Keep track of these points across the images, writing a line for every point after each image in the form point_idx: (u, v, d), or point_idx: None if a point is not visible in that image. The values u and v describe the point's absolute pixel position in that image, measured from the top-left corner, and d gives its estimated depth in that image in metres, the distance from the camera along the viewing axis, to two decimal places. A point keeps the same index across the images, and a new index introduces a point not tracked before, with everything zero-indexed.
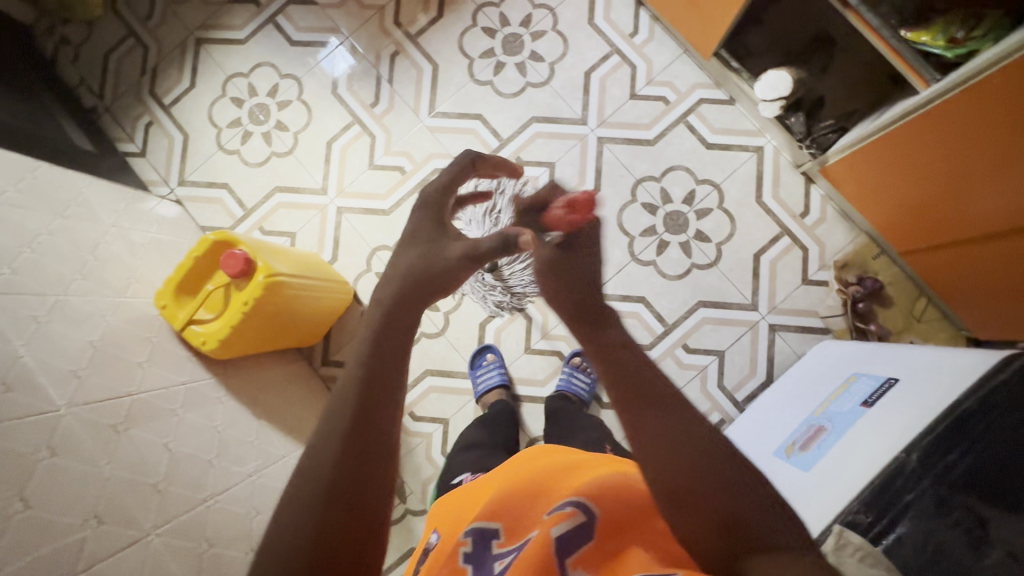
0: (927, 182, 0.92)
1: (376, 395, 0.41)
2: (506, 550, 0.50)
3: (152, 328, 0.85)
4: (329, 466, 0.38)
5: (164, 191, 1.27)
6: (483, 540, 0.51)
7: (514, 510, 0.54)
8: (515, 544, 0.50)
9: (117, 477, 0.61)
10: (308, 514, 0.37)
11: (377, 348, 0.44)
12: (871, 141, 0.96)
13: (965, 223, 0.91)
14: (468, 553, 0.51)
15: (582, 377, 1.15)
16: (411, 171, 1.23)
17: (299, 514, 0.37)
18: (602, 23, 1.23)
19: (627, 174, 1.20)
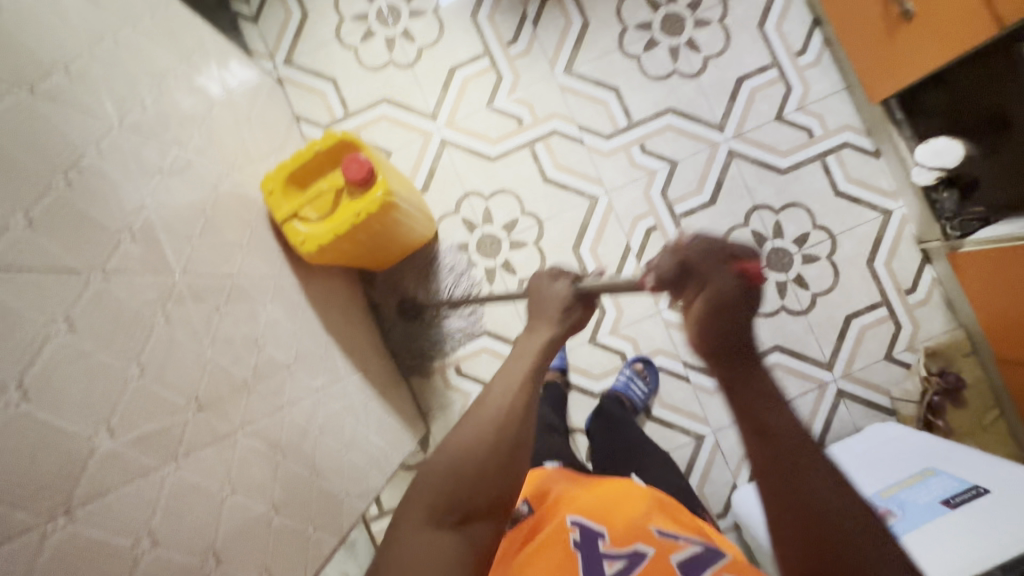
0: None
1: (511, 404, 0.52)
2: (616, 554, 0.53)
3: (253, 211, 0.79)
4: (480, 450, 0.50)
5: (267, 65, 1.18)
6: (589, 539, 0.55)
7: (625, 519, 0.57)
8: (623, 549, 0.53)
9: (216, 362, 0.57)
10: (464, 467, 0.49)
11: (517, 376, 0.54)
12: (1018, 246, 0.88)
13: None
14: (578, 544, 0.54)
15: (639, 384, 1.12)
16: (529, 125, 1.16)
17: (450, 466, 0.49)
18: (771, 31, 1.15)
19: (747, 196, 1.14)
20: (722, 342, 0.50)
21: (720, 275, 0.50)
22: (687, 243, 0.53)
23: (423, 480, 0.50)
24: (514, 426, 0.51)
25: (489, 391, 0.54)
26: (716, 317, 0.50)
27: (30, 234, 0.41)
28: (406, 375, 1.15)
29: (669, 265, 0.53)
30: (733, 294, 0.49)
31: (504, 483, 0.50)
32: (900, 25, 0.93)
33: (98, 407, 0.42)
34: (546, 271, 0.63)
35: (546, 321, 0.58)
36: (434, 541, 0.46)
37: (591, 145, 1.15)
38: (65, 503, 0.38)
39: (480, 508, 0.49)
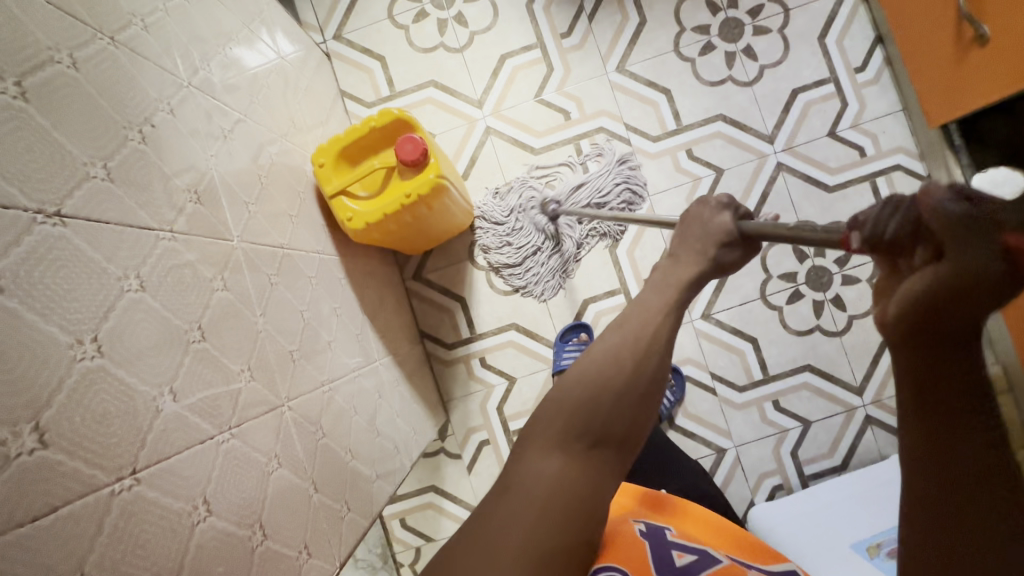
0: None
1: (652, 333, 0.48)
2: (684, 547, 0.54)
3: (303, 182, 0.78)
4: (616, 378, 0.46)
5: (316, 38, 1.17)
6: (657, 531, 0.57)
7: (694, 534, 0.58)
8: (690, 545, 0.55)
9: (266, 332, 0.56)
10: (600, 392, 0.46)
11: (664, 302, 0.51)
12: None
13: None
14: (644, 532, 0.56)
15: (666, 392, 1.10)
16: (576, 120, 1.14)
17: (587, 391, 0.46)
18: (832, 45, 1.13)
19: (791, 210, 1.12)
20: (922, 338, 0.30)
21: (975, 254, 0.27)
22: (932, 195, 0.28)
23: (554, 401, 0.48)
24: (652, 355, 0.47)
25: (625, 319, 0.50)
26: (929, 310, 0.29)
27: (107, 186, 0.41)
28: (431, 362, 1.14)
29: (888, 225, 0.31)
30: (982, 292, 0.27)
31: (640, 413, 0.47)
32: (971, 50, 0.90)
33: (162, 368, 0.41)
34: (715, 201, 0.56)
35: (695, 256, 0.54)
36: (566, 467, 0.45)
37: (637, 146, 1.14)
38: (132, 463, 0.38)
39: (614, 435, 0.46)
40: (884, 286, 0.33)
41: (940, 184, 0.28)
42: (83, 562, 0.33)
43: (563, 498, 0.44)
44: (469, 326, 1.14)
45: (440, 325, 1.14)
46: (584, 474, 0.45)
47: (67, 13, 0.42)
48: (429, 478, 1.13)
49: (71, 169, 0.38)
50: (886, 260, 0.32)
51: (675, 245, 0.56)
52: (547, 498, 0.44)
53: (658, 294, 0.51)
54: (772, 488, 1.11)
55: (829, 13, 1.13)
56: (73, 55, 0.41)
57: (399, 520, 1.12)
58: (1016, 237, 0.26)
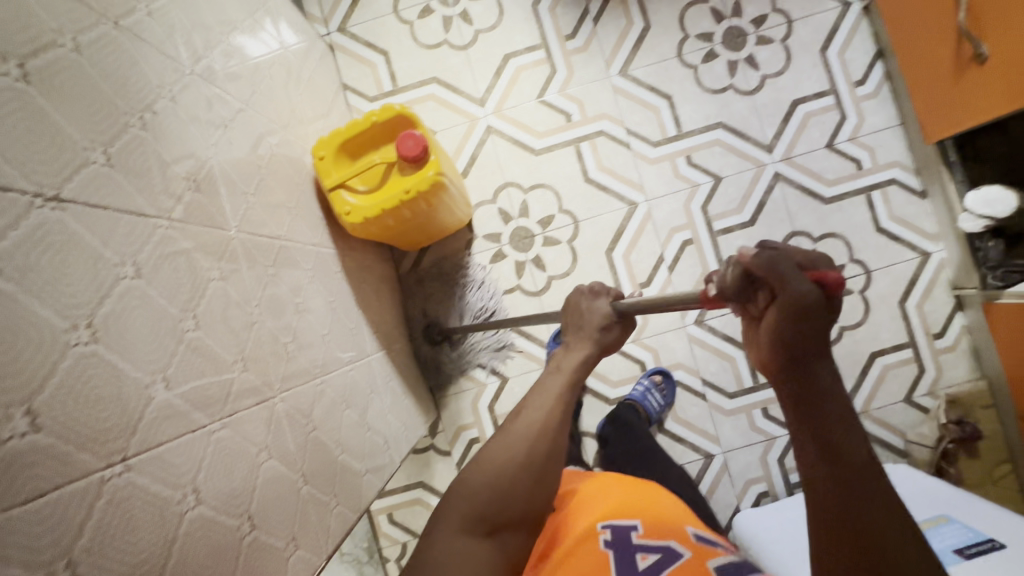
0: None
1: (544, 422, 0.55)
2: (648, 547, 0.54)
3: (302, 175, 0.78)
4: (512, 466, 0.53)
5: (320, 30, 1.17)
6: (623, 535, 0.55)
7: (657, 520, 0.58)
8: (656, 543, 0.54)
9: (260, 323, 0.57)
10: (500, 477, 0.52)
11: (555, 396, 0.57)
12: None
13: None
14: (609, 542, 0.54)
15: (657, 396, 1.11)
16: (577, 122, 1.15)
17: (489, 476, 0.52)
18: (833, 57, 1.14)
19: (787, 220, 1.12)
20: (798, 366, 0.37)
21: (795, 281, 0.36)
22: (747, 254, 0.38)
23: (459, 489, 0.52)
24: (545, 443, 0.54)
25: (525, 408, 0.57)
26: (788, 342, 0.37)
27: (107, 171, 0.41)
28: (419, 360, 1.12)
29: (732, 277, 0.39)
30: (817, 312, 0.35)
31: (535, 495, 0.53)
32: (969, 68, 0.92)
33: (155, 355, 0.42)
34: (590, 288, 0.61)
35: (583, 341, 0.59)
36: (470, 548, 0.49)
37: (637, 150, 1.14)
38: (123, 450, 0.38)
39: (509, 518, 0.51)
40: (750, 331, 0.40)
41: (749, 250, 0.38)
42: (71, 547, 0.33)
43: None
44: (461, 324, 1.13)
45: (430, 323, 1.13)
46: (488, 553, 0.49)
47: None
48: (418, 474, 1.13)
49: (72, 153, 0.38)
50: (738, 307, 0.41)
51: (565, 333, 0.61)
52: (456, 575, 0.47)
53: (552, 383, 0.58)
54: (758, 494, 1.12)
55: (832, 26, 1.14)
56: (76, 39, 0.41)
57: (387, 514, 1.12)
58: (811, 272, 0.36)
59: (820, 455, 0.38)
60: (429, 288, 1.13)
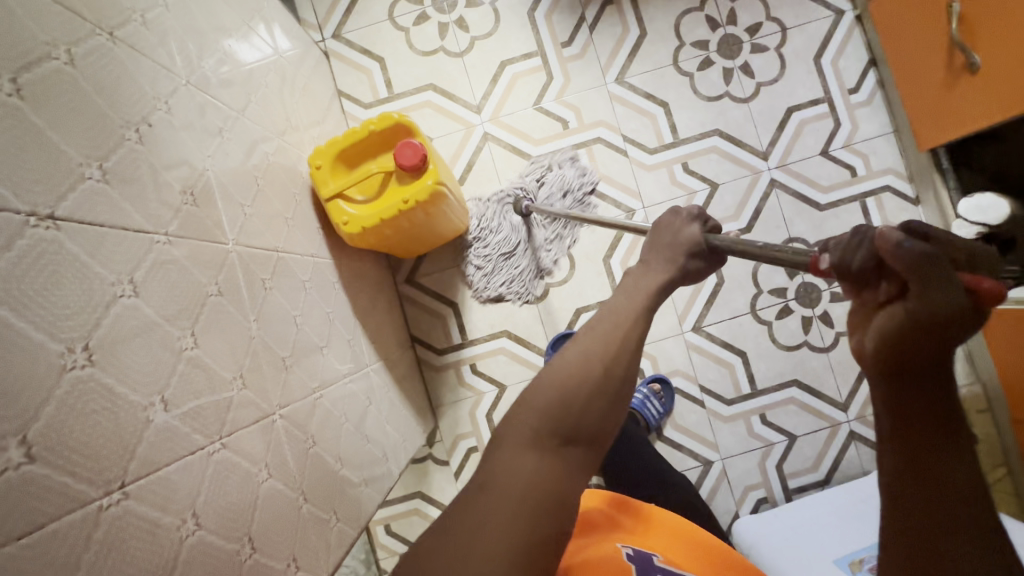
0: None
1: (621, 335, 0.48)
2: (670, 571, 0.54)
3: (299, 184, 0.77)
4: (587, 380, 0.45)
5: (315, 36, 1.16)
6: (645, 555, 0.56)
7: (679, 558, 0.58)
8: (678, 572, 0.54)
9: (259, 338, 0.56)
10: (575, 390, 0.45)
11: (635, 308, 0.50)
12: None
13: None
14: (631, 555, 0.55)
15: (655, 403, 1.11)
16: (574, 129, 1.15)
17: (562, 388, 0.45)
18: (827, 65, 1.15)
19: (783, 226, 1.13)
20: (904, 373, 0.32)
21: (941, 287, 0.30)
22: (889, 237, 0.31)
23: (526, 402, 0.45)
24: (625, 357, 0.47)
25: (600, 319, 0.49)
26: (902, 345, 0.31)
27: (102, 188, 0.40)
28: (421, 367, 1.13)
29: (860, 258, 0.33)
30: (955, 324, 0.30)
31: (612, 412, 0.46)
32: (962, 77, 0.92)
33: (154, 377, 0.41)
34: (687, 211, 0.57)
35: (663, 261, 0.54)
36: (539, 468, 0.42)
37: (634, 157, 1.14)
38: (120, 477, 0.37)
39: (585, 436, 0.44)
40: (857, 320, 0.34)
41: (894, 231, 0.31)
42: None
43: (532, 499, 0.41)
44: (461, 332, 1.13)
45: (432, 329, 1.14)
46: (555, 474, 0.42)
47: (66, 7, 0.41)
48: (416, 484, 1.12)
49: (67, 171, 0.37)
50: (851, 290, 0.35)
51: (648, 249, 0.57)
52: (522, 499, 0.41)
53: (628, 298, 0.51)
54: (757, 500, 1.12)
55: (826, 34, 1.15)
56: (70, 51, 0.40)
57: (384, 526, 1.11)
58: (963, 275, 0.30)
59: (908, 460, 0.32)
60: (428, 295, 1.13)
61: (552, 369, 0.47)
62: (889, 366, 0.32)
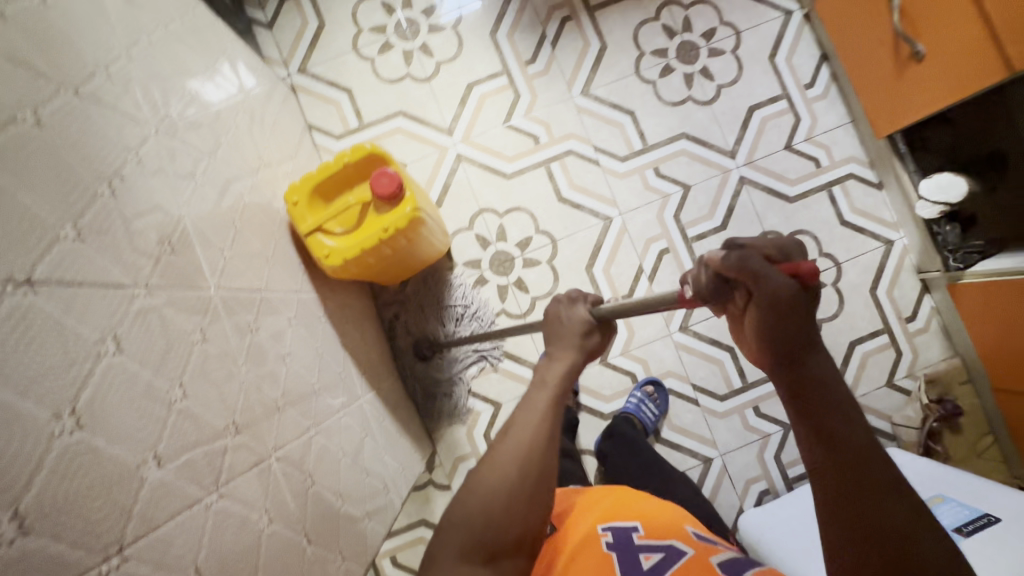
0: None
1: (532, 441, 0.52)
2: (651, 548, 0.54)
3: (276, 222, 0.77)
4: (499, 495, 0.50)
5: (280, 72, 1.17)
6: (624, 535, 0.56)
7: (659, 523, 0.58)
8: (661, 544, 0.54)
9: (250, 382, 0.55)
10: (493, 503, 0.50)
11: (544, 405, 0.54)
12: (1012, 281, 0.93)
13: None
14: (611, 543, 0.55)
15: (650, 407, 1.12)
16: (545, 144, 1.17)
17: (477, 507, 0.50)
18: (782, 63, 1.19)
19: (757, 222, 1.16)
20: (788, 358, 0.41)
21: (770, 277, 0.39)
22: (716, 258, 0.42)
23: (449, 522, 0.50)
24: (535, 460, 0.51)
25: (508, 429, 0.52)
26: (777, 331, 0.40)
27: (79, 246, 0.40)
28: (412, 394, 1.12)
29: (705, 280, 0.43)
30: (793, 304, 0.39)
31: (530, 516, 0.51)
32: (909, 64, 0.97)
33: (145, 434, 0.40)
34: (567, 294, 0.58)
35: (569, 347, 0.56)
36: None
37: (607, 166, 1.16)
38: (118, 541, 0.36)
39: (506, 549, 0.50)
40: (739, 328, 0.43)
41: (718, 252, 0.42)
42: None
43: None
44: None
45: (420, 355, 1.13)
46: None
47: (30, 70, 0.40)
48: (418, 512, 1.10)
49: (41, 232, 0.37)
50: (719, 306, 0.44)
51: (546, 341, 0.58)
52: None
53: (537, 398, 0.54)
54: (759, 493, 1.13)
55: (778, 34, 1.19)
56: (38, 111, 0.40)
57: (390, 558, 1.08)
58: (784, 267, 0.40)
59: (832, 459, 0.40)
60: (410, 319, 1.12)
61: (472, 486, 0.51)
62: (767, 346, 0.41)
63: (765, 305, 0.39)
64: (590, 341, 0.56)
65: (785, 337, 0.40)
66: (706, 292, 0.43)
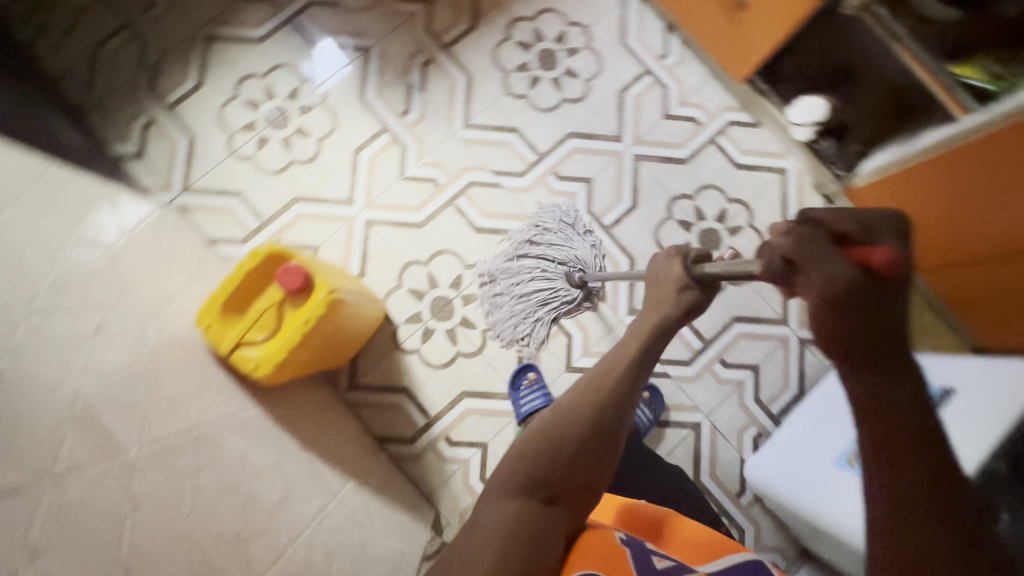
0: (987, 213, 0.92)
1: (610, 391, 0.58)
2: (665, 555, 0.55)
3: (194, 352, 0.75)
4: (569, 438, 0.55)
5: (164, 197, 1.15)
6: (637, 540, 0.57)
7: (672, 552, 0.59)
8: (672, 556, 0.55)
9: (208, 529, 0.58)
10: (567, 445, 0.55)
11: (624, 360, 0.60)
12: (901, 168, 1.01)
13: (969, 247, 0.99)
14: (625, 539, 0.55)
15: (644, 411, 1.12)
16: (445, 184, 1.19)
17: (550, 441, 0.55)
18: (634, 43, 1.26)
19: (662, 191, 1.22)
20: (846, 338, 0.48)
21: (834, 265, 0.48)
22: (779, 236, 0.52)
23: (522, 448, 0.55)
24: (609, 413, 0.57)
25: (589, 375, 0.59)
26: (838, 311, 0.48)
27: None
28: (383, 440, 1.11)
29: (772, 265, 0.52)
30: (852, 288, 0.47)
31: (595, 462, 0.56)
32: (740, 12, 1.06)
33: None
34: (672, 249, 0.65)
35: (664, 305, 0.62)
36: (520, 509, 0.52)
37: (510, 186, 1.19)
38: None
39: (569, 491, 0.54)
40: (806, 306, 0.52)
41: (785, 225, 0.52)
42: None
43: (510, 537, 0.50)
44: (422, 412, 1.12)
45: (394, 422, 1.11)
46: (531, 518, 0.52)
47: None
48: None
49: None
50: (785, 284, 0.53)
51: (646, 297, 0.64)
52: (505, 541, 0.50)
53: (626, 348, 0.61)
54: (753, 438, 1.16)
55: (621, 19, 1.26)
56: None
57: None
58: (860, 254, 0.48)
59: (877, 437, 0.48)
60: (390, 360, 1.13)
61: (546, 421, 0.57)
62: (831, 332, 0.49)
63: (820, 284, 0.48)
64: (686, 299, 0.62)
65: (842, 318, 0.48)
66: (770, 268, 0.53)
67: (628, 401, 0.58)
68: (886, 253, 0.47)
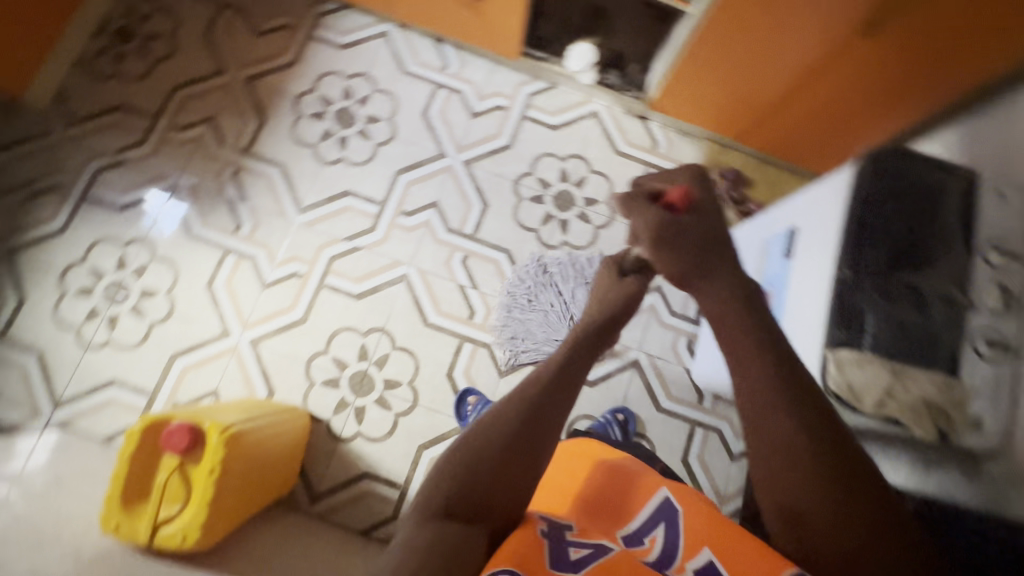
0: (755, 66, 1.04)
1: (542, 395, 0.64)
2: (580, 544, 0.56)
3: (113, 557, 0.71)
4: (496, 440, 0.59)
5: (37, 424, 1.08)
6: (557, 527, 0.58)
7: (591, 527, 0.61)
8: (589, 542, 0.57)
9: None
10: (495, 445, 0.59)
11: (555, 365, 0.68)
12: (677, 64, 1.13)
13: (762, 102, 1.12)
14: (545, 532, 0.55)
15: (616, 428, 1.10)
16: (308, 271, 1.19)
17: (478, 442, 0.59)
18: (414, 67, 1.32)
19: (503, 180, 1.27)
20: (681, 262, 0.64)
21: (641, 211, 0.65)
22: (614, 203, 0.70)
23: (449, 458, 0.58)
24: (537, 415, 0.62)
25: (522, 384, 0.66)
26: (663, 242, 0.64)
27: None
28: (364, 526, 1.09)
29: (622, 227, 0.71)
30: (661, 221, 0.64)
31: (517, 460, 0.59)
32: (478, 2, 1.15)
33: None
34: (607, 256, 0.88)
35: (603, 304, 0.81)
36: (438, 530, 0.53)
37: (367, 243, 1.21)
38: None
39: (487, 499, 0.56)
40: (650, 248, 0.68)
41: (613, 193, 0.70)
42: None
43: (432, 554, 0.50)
44: (390, 485, 1.11)
45: (370, 509, 1.10)
46: (450, 533, 0.53)
47: None
48: None
49: None
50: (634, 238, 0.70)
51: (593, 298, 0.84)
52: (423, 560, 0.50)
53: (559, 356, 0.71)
54: (687, 346, 1.23)
55: (392, 52, 1.32)
56: None
57: None
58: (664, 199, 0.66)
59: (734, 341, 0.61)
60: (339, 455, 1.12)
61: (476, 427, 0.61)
62: (666, 260, 0.65)
63: (640, 228, 0.65)
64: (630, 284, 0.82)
65: (665, 248, 0.64)
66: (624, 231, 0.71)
67: (561, 405, 0.65)
68: (677, 194, 0.65)
